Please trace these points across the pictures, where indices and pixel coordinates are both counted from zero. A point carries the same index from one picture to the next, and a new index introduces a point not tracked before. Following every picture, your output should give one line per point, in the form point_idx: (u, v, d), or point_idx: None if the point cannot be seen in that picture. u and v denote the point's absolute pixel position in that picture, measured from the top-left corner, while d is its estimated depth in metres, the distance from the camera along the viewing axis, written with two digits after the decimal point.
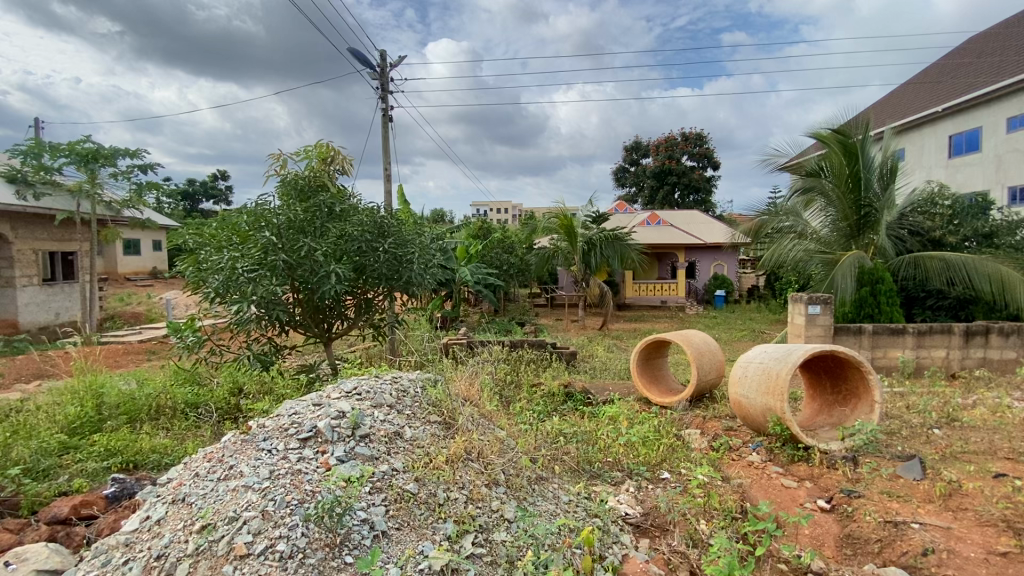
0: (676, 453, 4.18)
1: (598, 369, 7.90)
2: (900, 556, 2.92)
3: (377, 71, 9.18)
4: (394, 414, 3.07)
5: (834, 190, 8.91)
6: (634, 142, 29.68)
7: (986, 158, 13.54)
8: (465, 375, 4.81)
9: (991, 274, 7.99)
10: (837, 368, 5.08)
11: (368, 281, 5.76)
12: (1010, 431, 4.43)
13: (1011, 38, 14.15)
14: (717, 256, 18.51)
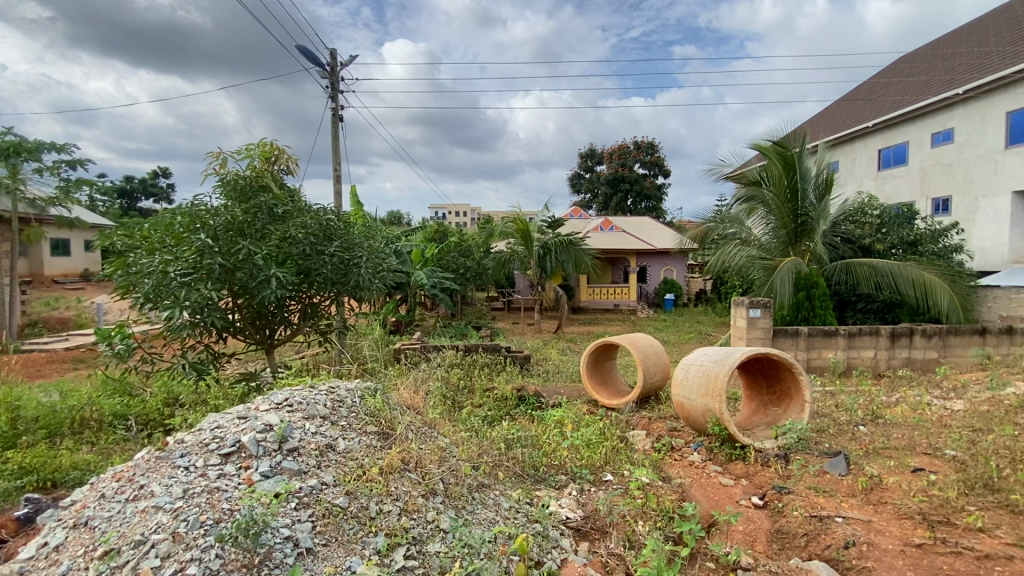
0: (620, 456, 4.24)
1: (551, 373, 7.95)
2: (824, 550, 3.04)
3: (327, 70, 8.92)
4: (327, 426, 3.03)
5: (774, 199, 9.36)
6: (589, 149, 30.26)
7: (910, 171, 14.60)
8: (411, 382, 4.71)
9: (915, 279, 8.64)
10: (772, 369, 5.32)
11: (313, 285, 5.48)
12: (926, 427, 4.75)
13: (932, 61, 15.34)
14: (667, 262, 19.19)
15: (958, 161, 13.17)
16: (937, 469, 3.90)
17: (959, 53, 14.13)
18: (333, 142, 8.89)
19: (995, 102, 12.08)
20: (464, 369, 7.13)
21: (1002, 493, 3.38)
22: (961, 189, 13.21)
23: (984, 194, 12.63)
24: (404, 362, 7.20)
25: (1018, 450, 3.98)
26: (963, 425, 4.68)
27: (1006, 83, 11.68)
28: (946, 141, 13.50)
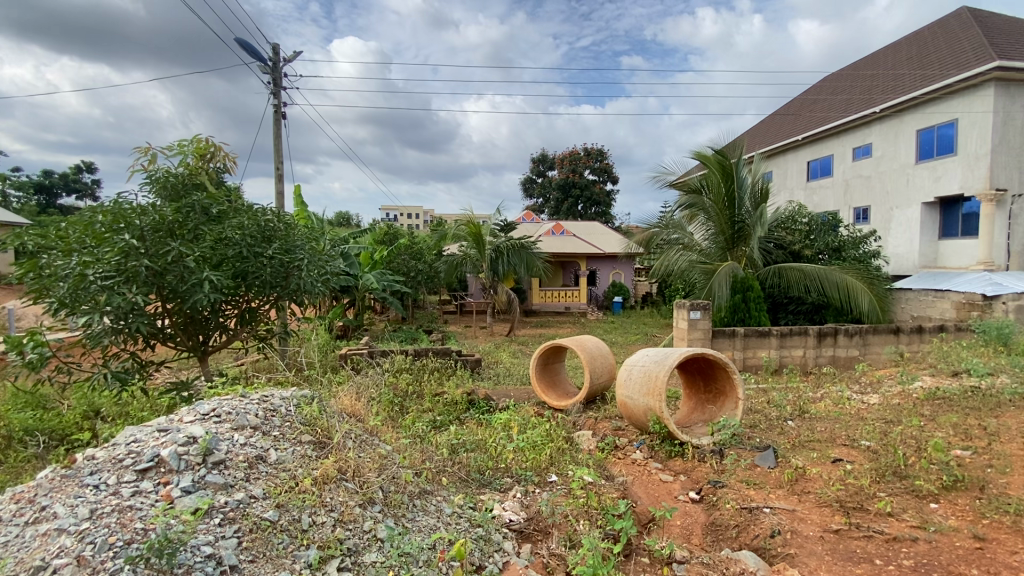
0: (565, 456, 4.30)
1: (502, 376, 7.96)
2: (753, 539, 3.20)
3: (269, 65, 8.56)
4: (257, 437, 2.92)
5: (713, 206, 9.81)
6: (541, 154, 30.66)
7: (835, 182, 15.73)
8: (354, 389, 4.58)
9: (838, 282, 9.26)
10: (709, 369, 5.56)
11: (250, 289, 5.19)
12: (846, 419, 5.10)
13: (854, 80, 16.60)
14: (615, 266, 19.76)
15: (876, 174, 14.30)
16: (854, 459, 4.19)
17: (876, 75, 15.38)
18: (276, 140, 8.54)
19: (907, 120, 13.22)
20: (412, 374, 7.01)
21: (909, 479, 3.68)
22: (878, 200, 14.34)
23: (898, 205, 13.77)
24: (350, 368, 6.98)
25: (923, 439, 4.35)
26: (878, 417, 5.07)
27: (916, 103, 12.81)
28: (866, 155, 14.64)
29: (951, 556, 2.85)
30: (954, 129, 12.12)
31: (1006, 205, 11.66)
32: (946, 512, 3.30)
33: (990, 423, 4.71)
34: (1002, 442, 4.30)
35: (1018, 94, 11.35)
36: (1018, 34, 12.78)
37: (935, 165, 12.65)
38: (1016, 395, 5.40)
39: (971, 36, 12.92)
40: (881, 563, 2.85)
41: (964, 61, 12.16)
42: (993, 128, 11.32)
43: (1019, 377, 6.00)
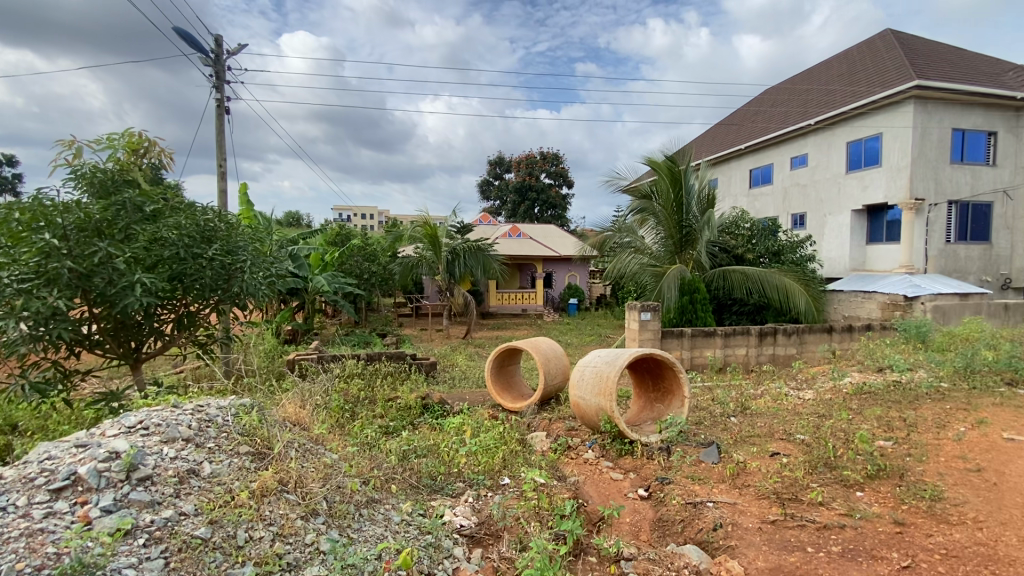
0: (518, 458, 4.30)
1: (457, 379, 7.89)
2: (697, 533, 3.32)
3: (211, 57, 8.14)
4: (189, 449, 2.79)
5: (663, 211, 10.14)
6: (497, 157, 30.76)
7: (775, 190, 16.62)
8: (299, 397, 4.41)
9: (778, 285, 9.76)
10: (657, 368, 5.73)
11: (187, 293, 4.89)
12: (783, 415, 5.38)
13: (792, 93, 17.60)
14: (571, 268, 20.08)
15: (811, 182, 15.22)
16: (790, 452, 4.42)
17: (811, 89, 16.38)
18: (218, 136, 8.12)
19: (838, 132, 14.15)
20: (364, 379, 6.83)
21: (838, 469, 3.91)
22: (813, 207, 15.26)
23: (830, 212, 14.70)
24: (297, 374, 6.71)
25: (851, 431, 4.66)
26: (812, 411, 5.37)
27: (846, 117, 13.73)
28: (802, 165, 15.55)
29: (874, 540, 3.05)
30: (880, 142, 13.08)
31: (924, 213, 12.67)
32: (871, 499, 3.53)
33: (909, 415, 5.10)
34: (919, 433, 4.66)
35: (934, 111, 12.39)
36: (933, 56, 13.95)
37: (863, 175, 13.60)
38: (932, 389, 5.87)
39: (893, 57, 14.00)
40: (812, 550, 3.01)
41: (888, 79, 13.15)
42: (912, 142, 12.29)
43: (935, 372, 6.53)
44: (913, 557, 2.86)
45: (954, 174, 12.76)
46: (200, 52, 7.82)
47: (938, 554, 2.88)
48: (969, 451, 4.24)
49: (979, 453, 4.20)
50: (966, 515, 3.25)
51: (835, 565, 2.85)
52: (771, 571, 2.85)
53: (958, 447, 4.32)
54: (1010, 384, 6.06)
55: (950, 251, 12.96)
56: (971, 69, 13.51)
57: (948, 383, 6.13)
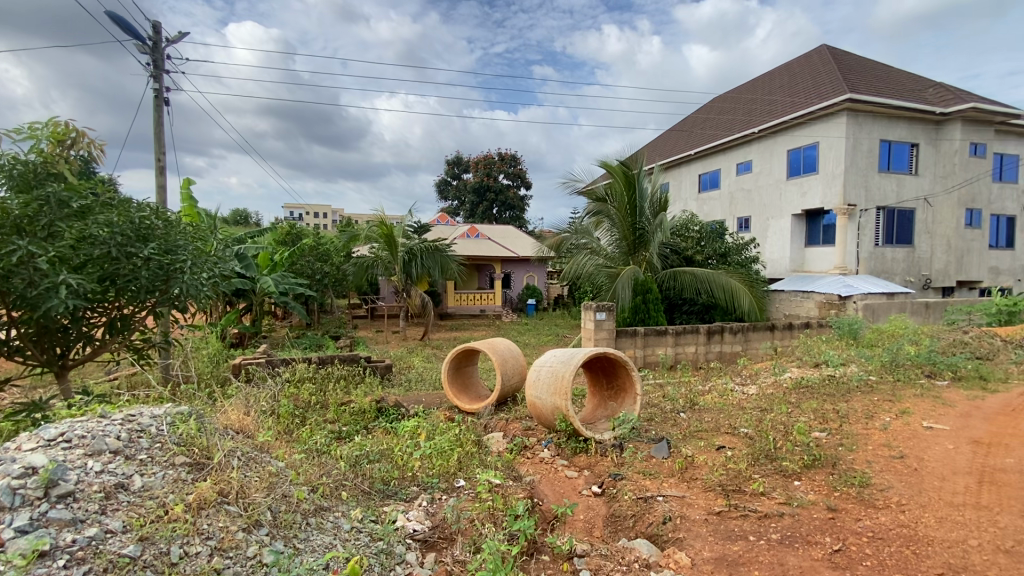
0: (473, 460, 4.28)
1: (414, 381, 7.77)
2: (647, 527, 3.41)
3: (148, 44, 7.65)
4: (118, 462, 2.62)
5: (617, 213, 10.38)
6: (455, 156, 30.56)
7: (722, 194, 17.35)
8: (243, 403, 4.21)
9: (724, 285, 10.17)
10: (611, 367, 5.85)
11: (121, 295, 4.53)
12: (729, 410, 5.61)
13: (737, 102, 18.44)
14: (528, 269, 20.23)
15: (755, 188, 15.98)
16: (734, 445, 4.62)
17: (755, 99, 17.23)
18: (157, 128, 7.65)
19: (780, 141, 14.94)
20: (315, 383, 6.60)
21: (778, 461, 4.11)
22: (757, 211, 16.04)
23: (773, 216, 15.49)
24: (243, 379, 6.41)
25: (790, 424, 4.92)
26: (755, 406, 5.64)
27: (787, 126, 14.52)
28: (747, 171, 16.31)
29: (810, 527, 3.22)
30: (817, 150, 13.90)
31: (856, 218, 13.55)
32: (807, 488, 3.74)
33: (842, 407, 5.44)
34: (850, 424, 4.98)
35: (864, 123, 13.29)
36: (864, 72, 14.98)
37: (801, 181, 14.42)
38: (863, 382, 6.29)
39: (828, 71, 14.93)
40: (754, 538, 3.15)
41: (824, 91, 14.00)
42: (845, 151, 13.14)
43: (866, 366, 6.99)
44: (844, 541, 3.05)
45: (882, 182, 13.72)
46: (136, 39, 7.34)
47: (866, 537, 3.08)
48: (894, 439, 4.57)
49: (903, 441, 4.53)
50: (890, 500, 3.50)
51: (775, 551, 2.99)
52: (716, 560, 2.96)
53: (884, 436, 4.65)
54: (929, 376, 6.58)
55: (878, 254, 13.92)
56: (896, 84, 14.60)
57: (877, 376, 6.59)
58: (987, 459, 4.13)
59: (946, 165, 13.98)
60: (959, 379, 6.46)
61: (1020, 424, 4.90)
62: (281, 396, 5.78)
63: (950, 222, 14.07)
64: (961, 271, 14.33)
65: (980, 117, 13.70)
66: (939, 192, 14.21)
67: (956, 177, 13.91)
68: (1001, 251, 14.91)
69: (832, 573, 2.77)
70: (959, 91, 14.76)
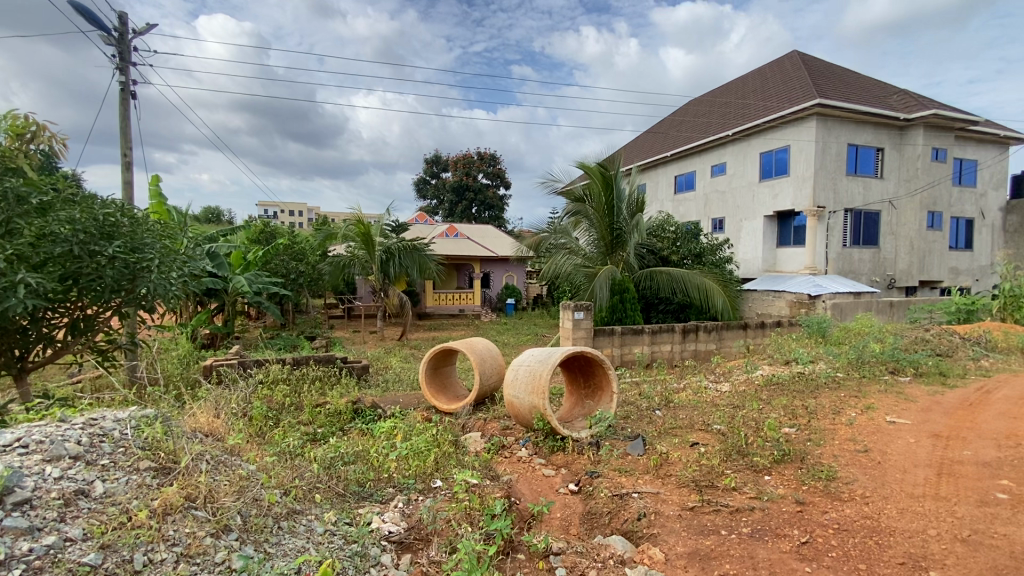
0: (450, 460, 4.26)
1: (391, 382, 7.69)
2: (623, 523, 3.45)
3: (114, 35, 7.39)
4: (78, 468, 2.54)
5: (595, 214, 10.47)
6: (434, 155, 30.38)
7: (697, 196, 17.66)
8: (213, 405, 4.11)
9: (699, 285, 10.36)
10: (588, 365, 5.90)
11: (83, 294, 4.35)
12: (703, 407, 5.72)
13: (712, 106, 18.79)
14: (507, 268, 20.24)
15: (729, 189, 16.31)
16: (707, 442, 4.71)
17: (729, 103, 17.58)
18: (123, 123, 7.40)
19: (753, 143, 15.28)
20: (289, 385, 6.47)
21: (749, 456, 4.21)
22: (731, 212, 16.37)
23: (746, 217, 15.83)
24: (214, 381, 6.24)
25: (761, 420, 5.04)
26: (728, 403, 5.76)
27: (760, 130, 14.87)
28: (721, 173, 16.63)
29: (779, 520, 3.31)
30: (788, 154, 14.27)
31: (825, 220, 13.96)
32: (777, 482, 3.83)
33: (811, 403, 5.60)
34: (818, 419, 5.13)
35: (833, 127, 13.70)
36: (832, 78, 15.43)
37: (773, 183, 14.77)
38: (830, 378, 6.49)
39: (799, 76, 15.33)
40: (726, 533, 3.21)
41: (795, 96, 14.38)
42: (815, 154, 13.51)
43: (833, 363, 7.21)
44: (811, 533, 3.14)
45: (850, 185, 14.16)
46: (101, 30, 7.09)
47: (832, 529, 3.18)
48: (859, 434, 4.73)
49: (867, 435, 4.69)
50: (855, 492, 3.62)
51: (745, 544, 3.06)
52: (689, 555, 3.01)
53: (850, 431, 4.80)
54: (893, 372, 6.83)
55: (846, 254, 14.36)
56: (862, 91, 15.08)
57: (844, 373, 6.80)
58: (946, 451, 4.30)
59: (909, 169, 14.51)
60: (920, 375, 6.72)
61: (977, 418, 5.12)
62: (254, 398, 5.65)
63: (913, 224, 14.61)
64: (923, 271, 14.89)
65: (941, 124, 14.27)
66: (902, 195, 14.73)
67: (919, 181, 14.45)
68: (961, 252, 15.55)
69: (799, 564, 2.85)
70: (922, 98, 15.33)
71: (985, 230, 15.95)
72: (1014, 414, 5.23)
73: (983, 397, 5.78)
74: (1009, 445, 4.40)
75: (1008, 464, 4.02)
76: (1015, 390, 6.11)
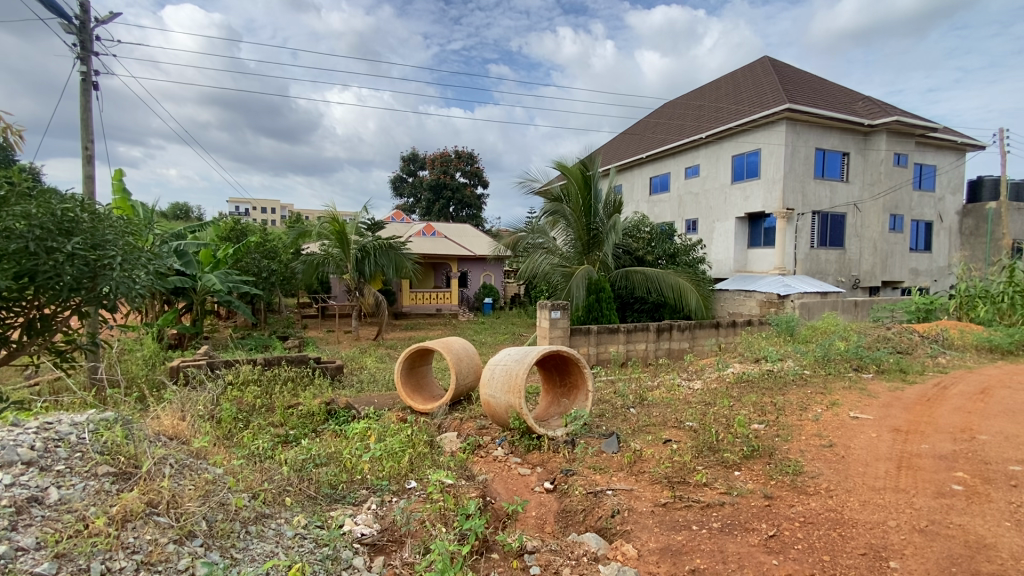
0: (425, 461, 4.22)
1: (366, 382, 7.58)
2: (597, 521, 3.48)
3: (74, 23, 7.09)
4: (31, 475, 2.44)
5: (573, 214, 10.54)
6: (411, 153, 30.10)
7: (671, 197, 17.96)
8: (178, 408, 3.97)
9: (673, 284, 10.54)
10: (564, 364, 5.93)
11: (40, 293, 4.17)
12: (676, 404, 5.81)
13: (686, 108, 19.13)
14: (485, 268, 20.21)
15: (702, 191, 16.63)
16: (680, 439, 4.79)
17: (703, 106, 17.92)
18: (83, 115, 7.10)
19: (725, 146, 15.61)
20: (260, 386, 6.32)
21: (720, 452, 4.29)
22: (704, 213, 16.70)
23: (718, 218, 16.16)
24: (180, 383, 6.03)
25: (731, 417, 5.15)
26: (700, 400, 5.88)
27: (731, 133, 15.20)
28: (695, 175, 16.95)
29: (748, 514, 3.39)
30: (758, 157, 14.63)
31: (793, 221, 14.37)
32: (746, 477, 3.92)
33: (779, 400, 5.76)
34: (785, 415, 5.27)
35: (801, 132, 14.10)
36: (801, 84, 15.87)
37: (745, 186, 15.12)
38: (798, 375, 6.68)
39: (770, 82, 15.72)
40: (697, 528, 3.27)
41: (765, 101, 14.75)
42: (784, 158, 13.88)
43: (800, 361, 7.42)
44: (778, 527, 3.22)
45: (817, 188, 14.60)
46: (61, 18, 6.79)
47: (798, 522, 3.27)
48: (825, 429, 4.88)
49: (832, 430, 4.84)
50: (820, 485, 3.74)
51: (715, 539, 3.12)
52: (661, 550, 3.05)
53: (816, 426, 4.96)
54: (857, 369, 7.07)
55: (813, 255, 14.80)
56: (830, 97, 15.56)
57: (810, 371, 7.01)
58: (905, 445, 4.47)
59: (873, 173, 15.05)
60: (882, 371, 6.98)
61: (934, 412, 5.34)
62: (222, 400, 5.49)
63: (876, 226, 15.16)
64: (886, 272, 15.46)
65: (902, 130, 14.84)
66: (866, 198, 15.27)
67: (881, 185, 15.00)
68: (920, 254, 16.20)
69: (766, 558, 2.91)
70: (885, 105, 15.91)
71: (943, 233, 16.66)
72: (968, 408, 5.47)
73: (940, 392, 6.04)
74: (963, 438, 4.61)
75: (963, 456, 4.20)
76: (970, 385, 6.40)
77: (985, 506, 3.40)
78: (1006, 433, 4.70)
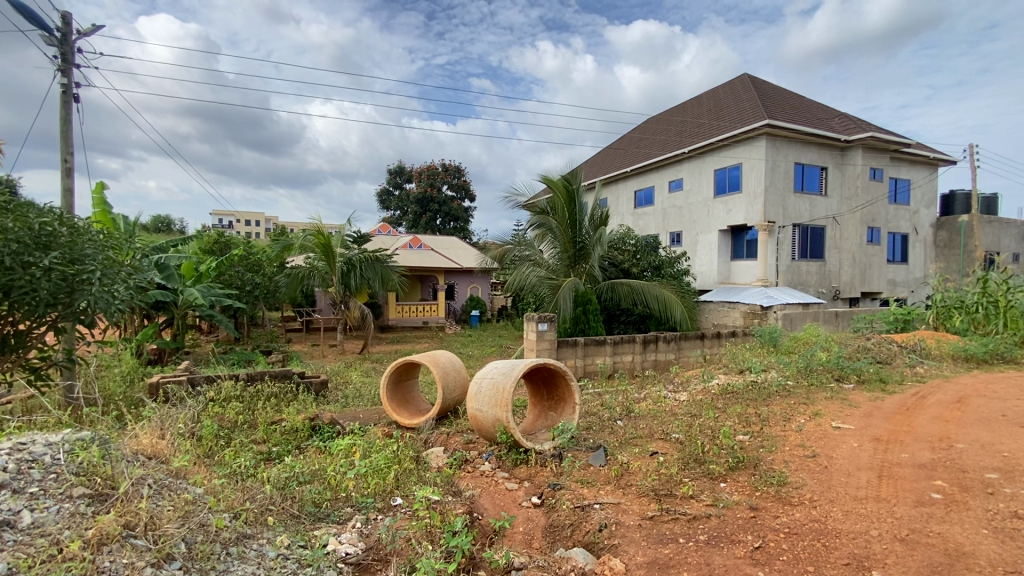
0: (411, 477, 4.15)
1: (351, 398, 7.46)
2: (584, 536, 3.46)
3: (56, 36, 7.02)
4: (3, 498, 2.38)
5: (559, 227, 10.63)
6: (397, 166, 30.22)
7: (656, 210, 18.24)
8: (158, 426, 3.88)
9: (658, 296, 10.68)
10: (551, 377, 5.95)
11: (15, 308, 4.07)
12: (662, 416, 5.85)
13: (670, 122, 19.45)
14: (471, 280, 20.21)
15: (686, 205, 16.91)
16: (666, 451, 4.82)
17: (685, 120, 18.26)
18: (65, 127, 7.02)
19: (707, 161, 15.94)
20: (242, 403, 6.17)
21: (705, 464, 4.32)
22: (688, 226, 16.96)
23: (702, 231, 16.41)
24: (159, 401, 5.87)
25: (716, 428, 5.20)
26: (686, 411, 5.91)
27: (713, 148, 15.53)
28: (678, 188, 17.23)
29: (734, 526, 3.41)
30: (740, 171, 14.93)
31: (775, 234, 14.63)
32: (731, 489, 3.96)
33: (763, 410, 5.83)
34: (770, 427, 5.33)
35: (781, 147, 14.45)
36: (779, 100, 16.31)
37: (727, 199, 15.42)
38: (782, 386, 6.77)
39: (749, 98, 16.12)
40: (683, 540, 3.28)
41: (745, 116, 15.10)
42: (765, 172, 14.20)
43: (784, 372, 7.55)
44: (764, 538, 3.24)
45: (797, 201, 14.93)
46: (42, 30, 6.73)
47: (783, 533, 3.30)
48: (808, 440, 4.95)
49: (815, 440, 4.91)
50: (804, 496, 3.78)
51: (702, 551, 3.13)
52: (649, 564, 3.05)
53: (799, 437, 5.01)
54: (838, 380, 7.18)
55: (795, 267, 15.08)
56: (808, 113, 15.99)
57: (794, 381, 7.12)
58: (886, 454, 4.54)
59: (850, 187, 15.46)
60: (862, 381, 7.09)
61: (913, 422, 5.45)
62: (202, 417, 5.37)
63: (854, 238, 15.52)
64: (865, 283, 15.81)
65: (877, 145, 15.31)
66: (845, 211, 15.64)
67: (859, 199, 15.40)
68: (897, 265, 16.60)
69: (752, 569, 2.93)
70: (860, 121, 16.41)
71: (919, 244, 17.12)
72: (946, 417, 5.59)
73: (918, 401, 6.17)
74: (942, 447, 4.70)
75: (941, 465, 4.28)
76: (947, 394, 6.53)
77: (963, 514, 3.47)
78: (982, 441, 4.82)
